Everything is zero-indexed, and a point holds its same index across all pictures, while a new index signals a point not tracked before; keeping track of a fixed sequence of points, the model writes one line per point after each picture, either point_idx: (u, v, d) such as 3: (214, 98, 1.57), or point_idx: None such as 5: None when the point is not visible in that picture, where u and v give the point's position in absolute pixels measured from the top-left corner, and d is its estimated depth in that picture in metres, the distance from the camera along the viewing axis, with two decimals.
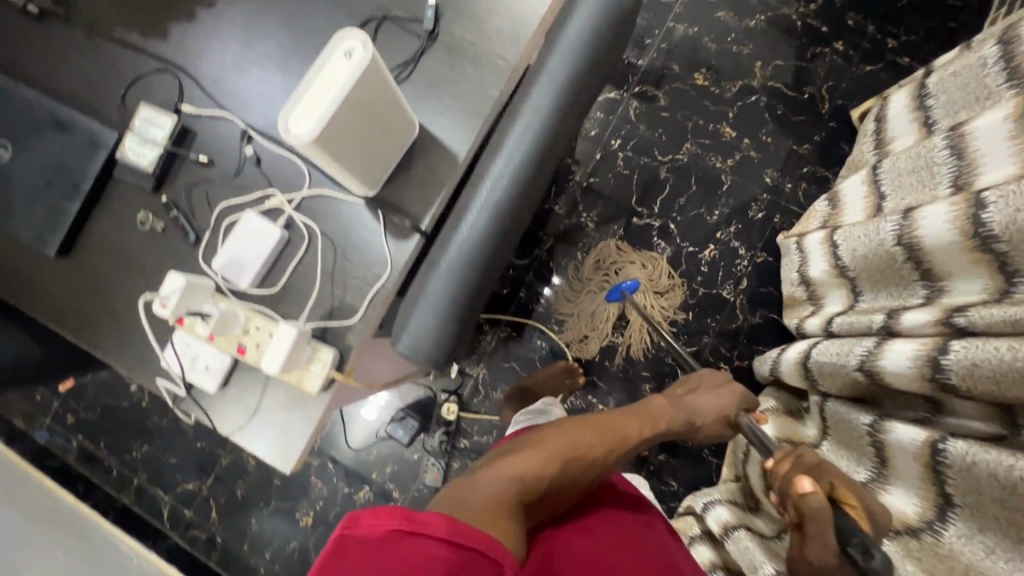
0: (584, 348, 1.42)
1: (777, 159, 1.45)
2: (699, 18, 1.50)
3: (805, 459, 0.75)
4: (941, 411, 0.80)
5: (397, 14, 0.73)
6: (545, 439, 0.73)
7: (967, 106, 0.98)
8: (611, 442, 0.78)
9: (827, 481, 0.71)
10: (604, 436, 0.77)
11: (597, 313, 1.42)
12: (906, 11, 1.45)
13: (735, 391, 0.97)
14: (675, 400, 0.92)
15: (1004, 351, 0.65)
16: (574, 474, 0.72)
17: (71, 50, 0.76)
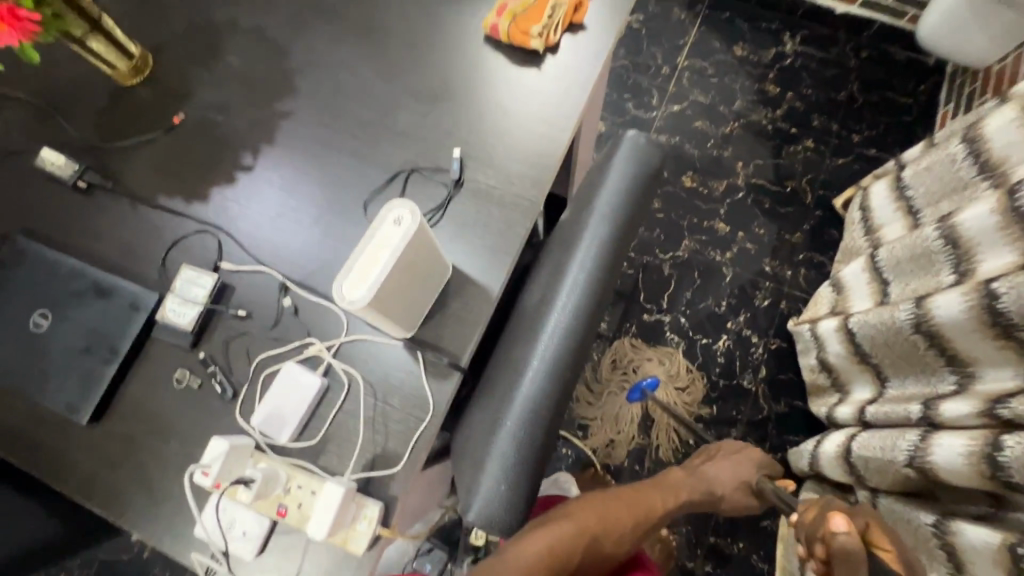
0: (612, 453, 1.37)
1: (774, 248, 1.52)
2: (679, 128, 1.64)
3: (833, 506, 0.71)
4: (1007, 507, 0.77)
5: (424, 166, 0.79)
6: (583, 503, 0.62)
7: (948, 195, 1.06)
8: (646, 514, 0.68)
9: (860, 519, 0.66)
10: (637, 505, 0.68)
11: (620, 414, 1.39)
12: (864, 110, 1.60)
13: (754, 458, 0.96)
14: (696, 469, 0.89)
15: None
16: (607, 550, 0.61)
17: (117, 218, 0.81)
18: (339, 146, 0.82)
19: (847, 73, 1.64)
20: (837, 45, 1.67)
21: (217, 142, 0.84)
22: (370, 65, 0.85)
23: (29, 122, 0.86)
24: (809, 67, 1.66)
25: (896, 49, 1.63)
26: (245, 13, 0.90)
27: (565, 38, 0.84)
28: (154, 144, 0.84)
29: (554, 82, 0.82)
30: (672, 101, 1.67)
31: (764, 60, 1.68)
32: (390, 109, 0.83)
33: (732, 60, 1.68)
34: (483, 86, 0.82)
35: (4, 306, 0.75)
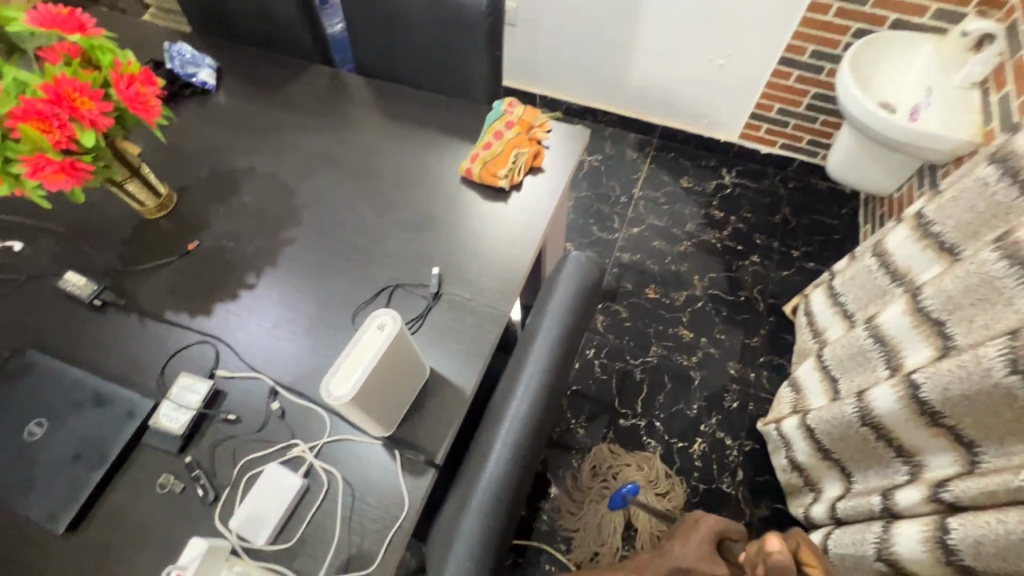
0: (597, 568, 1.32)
1: (736, 352, 1.62)
2: (640, 247, 1.84)
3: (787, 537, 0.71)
4: None
5: (406, 282, 0.91)
6: None
7: (872, 300, 1.20)
8: None
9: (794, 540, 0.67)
10: None
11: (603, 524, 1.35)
12: (798, 230, 1.83)
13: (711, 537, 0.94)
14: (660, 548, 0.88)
15: (995, 524, 0.69)
16: None
17: (126, 332, 0.89)
18: (334, 266, 0.94)
19: (779, 200, 1.90)
20: (767, 178, 1.95)
21: (225, 264, 0.95)
22: (365, 201, 1.01)
23: (58, 250, 0.98)
24: (746, 196, 1.92)
25: (816, 180, 1.92)
26: (262, 161, 1.08)
27: (527, 179, 1.02)
28: (169, 267, 0.95)
29: (519, 213, 0.98)
30: (632, 224, 1.89)
31: (707, 190, 1.95)
32: (380, 235, 0.97)
33: (680, 190, 1.95)
34: (459, 216, 0.98)
35: (3, 416, 0.79)
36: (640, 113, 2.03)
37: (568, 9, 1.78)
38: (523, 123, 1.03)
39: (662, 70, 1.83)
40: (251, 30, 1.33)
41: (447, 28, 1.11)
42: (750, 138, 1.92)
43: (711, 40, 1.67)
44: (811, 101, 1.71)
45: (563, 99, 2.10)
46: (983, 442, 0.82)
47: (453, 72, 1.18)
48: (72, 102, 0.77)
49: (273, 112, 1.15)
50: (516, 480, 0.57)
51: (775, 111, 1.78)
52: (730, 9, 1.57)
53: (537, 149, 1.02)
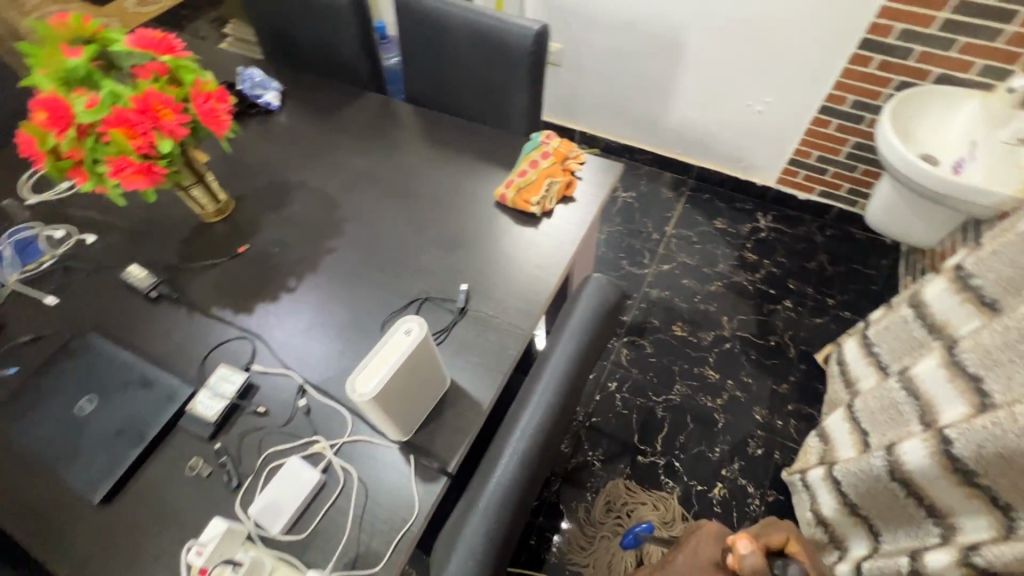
0: None
1: (763, 397, 1.58)
2: (669, 284, 1.84)
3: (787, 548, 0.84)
4: None
5: (435, 296, 0.95)
6: None
7: (909, 353, 1.16)
8: None
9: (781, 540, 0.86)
10: None
11: (614, 563, 1.32)
12: (835, 278, 1.80)
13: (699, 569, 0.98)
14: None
15: None
16: None
17: (175, 323, 0.96)
18: (369, 276, 0.99)
19: (815, 246, 1.88)
20: (804, 224, 1.94)
21: (270, 268, 1.02)
22: (403, 218, 1.07)
23: (125, 245, 1.07)
24: (782, 240, 1.91)
25: (855, 230, 1.89)
26: (313, 177, 1.16)
27: (558, 207, 1.06)
28: (219, 267, 1.03)
29: (548, 238, 1.01)
30: (662, 261, 1.90)
31: (742, 232, 1.94)
32: (414, 251, 1.02)
33: (713, 231, 1.95)
34: (490, 238, 1.02)
35: (59, 390, 0.86)
36: (677, 153, 2.06)
37: (611, 52, 1.86)
38: (558, 153, 1.07)
39: (700, 113, 1.87)
40: (315, 60, 1.46)
41: (493, 64, 1.19)
42: (788, 183, 1.92)
43: (750, 87, 1.71)
44: (851, 150, 1.71)
45: (601, 137, 2.17)
46: (1019, 507, 0.78)
47: (495, 105, 1.25)
48: (156, 113, 0.86)
49: (327, 133, 1.25)
50: (524, 489, 0.58)
51: (814, 158, 1.79)
52: (771, 58, 1.61)
53: (570, 179, 1.07)
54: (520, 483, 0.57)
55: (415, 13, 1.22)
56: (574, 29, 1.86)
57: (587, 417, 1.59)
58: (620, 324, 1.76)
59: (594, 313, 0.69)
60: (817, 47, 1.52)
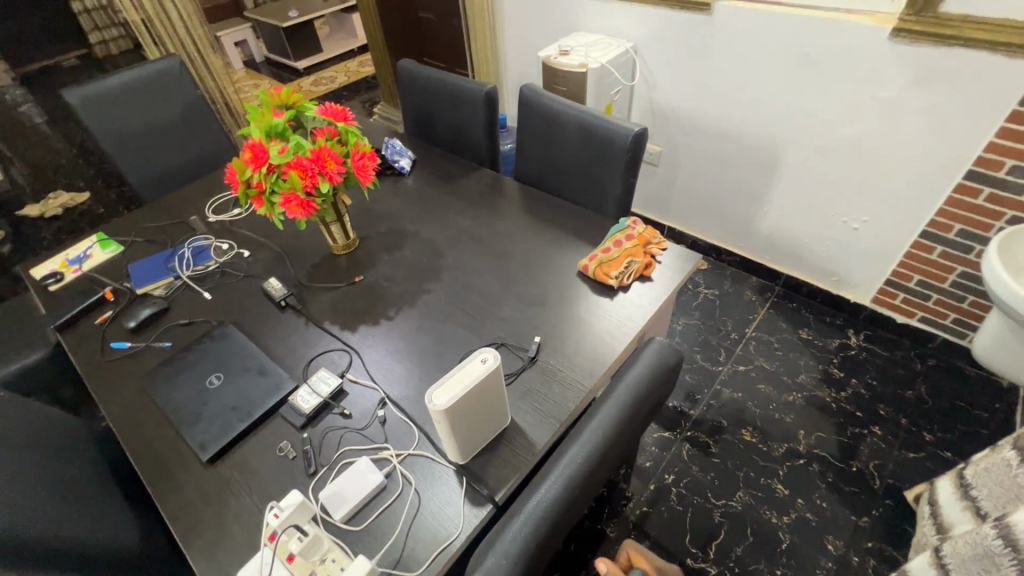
0: None
1: (838, 527, 1.44)
2: (742, 386, 1.79)
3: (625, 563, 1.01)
4: None
5: (510, 343, 1.05)
6: None
7: (1011, 502, 1.05)
8: None
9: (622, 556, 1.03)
10: None
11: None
12: (936, 412, 1.65)
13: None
14: None
15: None
16: None
17: (293, 330, 1.14)
18: (456, 318, 1.12)
19: (913, 374, 1.75)
20: (902, 349, 1.82)
21: (377, 297, 1.19)
22: (495, 273, 1.22)
23: (270, 262, 1.31)
24: (874, 362, 1.80)
25: (963, 364, 1.74)
26: (426, 229, 1.36)
27: (636, 283, 1.15)
28: (337, 290, 1.22)
29: (621, 310, 1.10)
30: (738, 361, 1.87)
31: (829, 346, 1.87)
32: (500, 302, 1.14)
33: (797, 340, 1.90)
34: (568, 302, 1.13)
35: (197, 365, 1.05)
36: (766, 259, 2.08)
37: (708, 159, 1.99)
38: (642, 237, 1.18)
39: (793, 224, 1.91)
40: (446, 138, 1.74)
41: (595, 156, 1.35)
42: (885, 304, 1.85)
43: (846, 204, 1.73)
44: (957, 279, 1.63)
45: (689, 234, 2.26)
46: None
47: (591, 190, 1.41)
48: (324, 163, 1.10)
49: (444, 196, 1.46)
50: (562, 516, 0.62)
51: (914, 282, 1.72)
52: (869, 180, 1.64)
53: (649, 261, 1.16)
54: (560, 507, 0.62)
55: (536, 109, 1.44)
56: (674, 135, 2.04)
57: (638, 506, 1.54)
58: (686, 417, 1.73)
59: (654, 372, 0.74)
60: (919, 175, 1.54)
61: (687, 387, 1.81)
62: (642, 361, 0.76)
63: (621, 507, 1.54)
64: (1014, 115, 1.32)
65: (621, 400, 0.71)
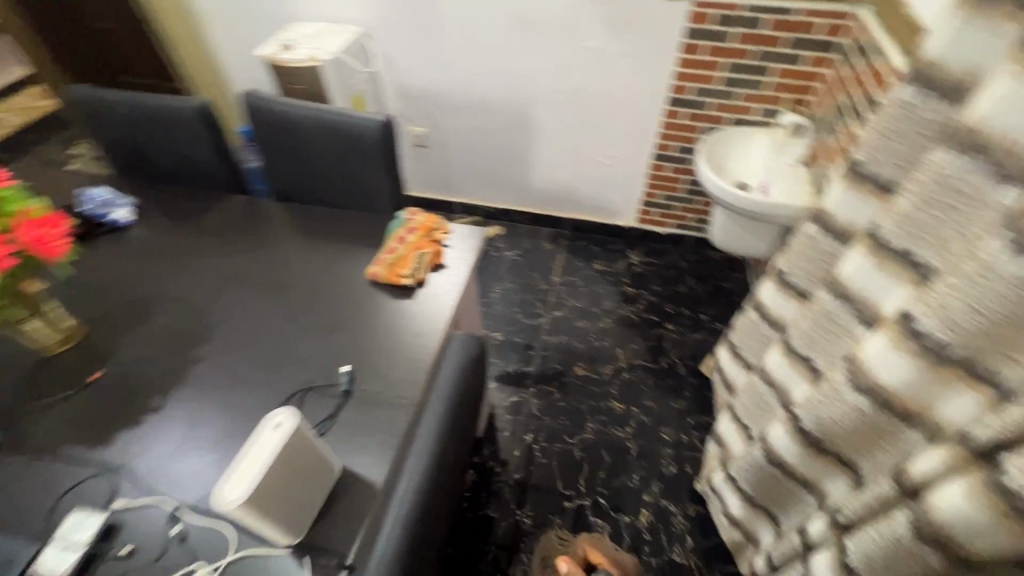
0: None
1: (667, 417, 1.69)
2: (564, 329, 1.95)
3: None
4: None
5: (318, 384, 0.94)
6: None
7: (763, 349, 1.34)
8: None
9: None
10: None
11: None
12: (703, 296, 2.02)
13: None
14: None
15: (879, 531, 0.72)
16: None
17: (12, 476, 0.84)
18: (244, 377, 0.95)
19: (682, 271, 2.11)
20: (669, 254, 2.18)
21: (131, 390, 0.95)
22: (278, 312, 1.06)
23: None
24: (654, 271, 2.12)
25: (711, 251, 2.16)
26: (175, 287, 1.12)
27: (432, 275, 1.12)
28: (68, 400, 0.93)
29: (425, 306, 1.06)
30: (554, 308, 2.02)
31: (619, 270, 2.13)
32: (292, 342, 1.01)
33: (594, 273, 2.13)
34: (369, 317, 1.04)
35: None
36: (548, 209, 2.26)
37: (470, 130, 2.04)
38: (424, 227, 1.15)
39: (559, 172, 2.09)
40: (170, 170, 1.44)
41: (351, 155, 1.25)
42: (647, 222, 2.17)
43: (594, 145, 1.95)
44: (688, 186, 1.99)
45: (479, 205, 2.32)
46: (861, 462, 0.88)
47: (360, 191, 1.31)
48: None
49: (190, 240, 1.22)
50: (408, 555, 0.57)
51: (660, 198, 2.05)
52: (603, 121, 1.86)
53: (438, 249, 1.14)
54: (405, 550, 0.58)
55: (269, 118, 1.27)
56: (432, 115, 2.03)
57: (510, 475, 1.58)
58: (526, 375, 1.81)
59: (461, 369, 0.74)
60: (637, 108, 1.80)
61: (519, 348, 1.89)
62: (449, 368, 0.74)
63: (494, 484, 1.57)
64: (683, 46, 1.61)
65: (437, 417, 0.69)
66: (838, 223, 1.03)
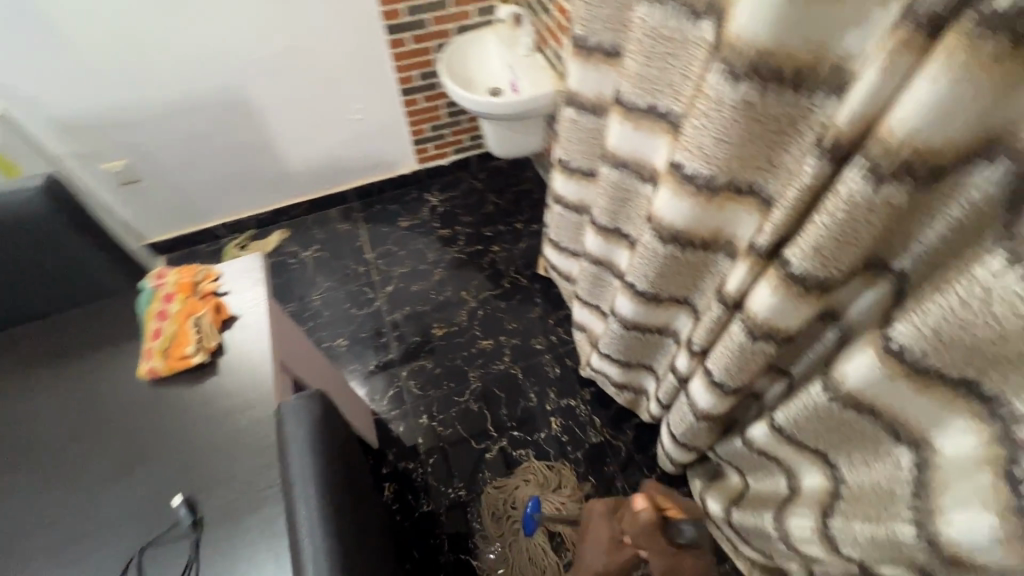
0: None
1: (532, 330, 1.76)
2: (403, 300, 1.85)
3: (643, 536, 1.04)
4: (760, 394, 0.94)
5: (157, 533, 0.80)
6: None
7: (579, 234, 1.42)
8: None
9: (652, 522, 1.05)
10: None
11: (523, 552, 1.38)
12: (510, 207, 2.06)
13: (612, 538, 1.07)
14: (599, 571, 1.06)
15: (726, 346, 0.82)
16: None
17: None
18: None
19: (481, 192, 2.11)
20: (463, 180, 2.15)
21: None
22: None
23: None
24: (457, 203, 2.08)
25: (497, 161, 2.18)
26: None
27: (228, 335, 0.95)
28: None
29: (236, 374, 0.91)
30: (383, 285, 1.89)
31: (425, 217, 2.05)
32: None
33: (403, 231, 2.01)
34: (183, 427, 0.88)
35: None
36: (325, 190, 2.02)
37: (183, 139, 1.67)
38: (184, 286, 0.94)
39: (315, 146, 1.86)
40: None
41: None
42: (428, 159, 2.08)
43: (333, 102, 1.75)
44: (448, 109, 1.93)
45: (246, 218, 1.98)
46: (691, 294, 1.01)
47: None
48: None
49: None
50: None
51: (429, 131, 1.97)
52: (330, 73, 1.67)
53: (216, 303, 0.96)
54: None
55: None
56: (122, 139, 1.61)
57: (424, 463, 1.53)
58: (391, 363, 1.71)
59: (309, 428, 0.72)
60: (356, 47, 1.64)
61: (370, 342, 1.76)
62: (296, 450, 0.70)
63: (414, 480, 1.51)
64: None
65: (311, 501, 0.65)
66: (587, 98, 1.07)
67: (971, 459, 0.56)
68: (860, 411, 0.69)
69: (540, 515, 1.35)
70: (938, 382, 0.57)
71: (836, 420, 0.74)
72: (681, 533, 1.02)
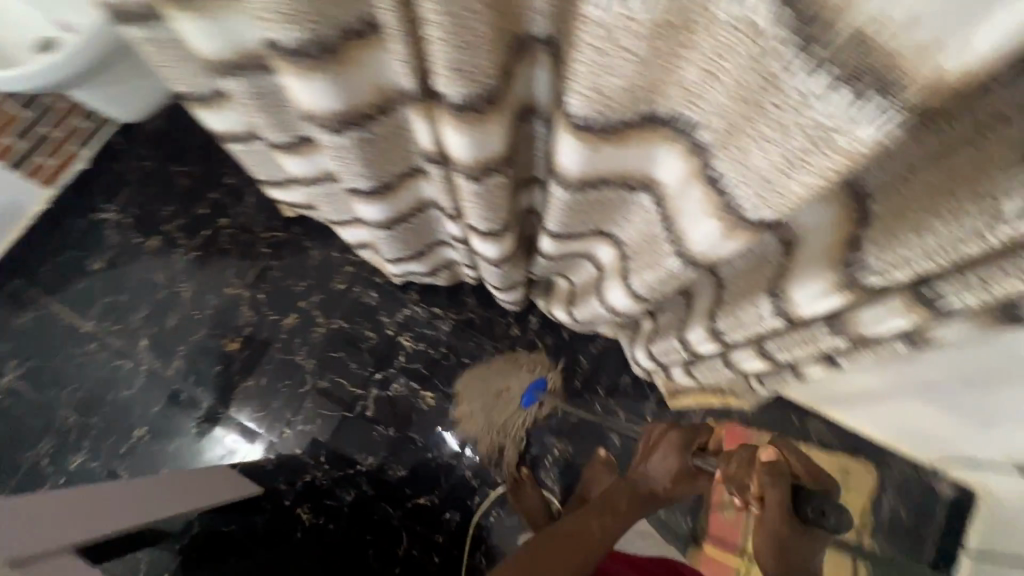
0: (511, 455, 1.39)
1: (324, 275, 1.56)
2: (172, 343, 1.52)
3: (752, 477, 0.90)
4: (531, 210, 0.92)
5: None
6: (582, 530, 0.98)
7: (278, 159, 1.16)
8: (601, 533, 0.98)
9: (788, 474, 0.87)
10: (585, 538, 0.96)
11: (507, 423, 1.40)
12: (203, 166, 1.64)
13: (675, 444, 1.09)
14: (634, 485, 1.09)
15: (466, 194, 0.74)
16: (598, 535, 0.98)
17: None
18: None
19: (157, 170, 1.63)
20: (124, 170, 1.63)
21: None
22: None
23: None
24: (140, 202, 1.61)
25: (144, 122, 1.66)
26: None
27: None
28: None
29: None
30: (135, 345, 1.52)
31: (118, 243, 1.59)
32: None
33: (107, 275, 1.57)
34: None
35: None
36: None
37: None
38: None
39: None
40: None
41: None
42: (63, 171, 1.60)
43: None
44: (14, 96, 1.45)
45: None
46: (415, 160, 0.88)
47: None
48: None
49: None
50: None
51: (19, 138, 1.47)
52: None
53: None
54: None
55: None
56: None
57: (317, 464, 1.42)
58: (214, 410, 1.47)
59: None
60: None
61: (173, 407, 1.47)
62: None
63: (319, 486, 1.40)
64: None
65: None
66: (129, 7, 0.76)
67: (685, 178, 0.57)
68: (598, 185, 0.68)
69: (542, 394, 1.41)
70: (628, 126, 0.54)
71: (588, 202, 0.73)
72: (821, 519, 0.80)
